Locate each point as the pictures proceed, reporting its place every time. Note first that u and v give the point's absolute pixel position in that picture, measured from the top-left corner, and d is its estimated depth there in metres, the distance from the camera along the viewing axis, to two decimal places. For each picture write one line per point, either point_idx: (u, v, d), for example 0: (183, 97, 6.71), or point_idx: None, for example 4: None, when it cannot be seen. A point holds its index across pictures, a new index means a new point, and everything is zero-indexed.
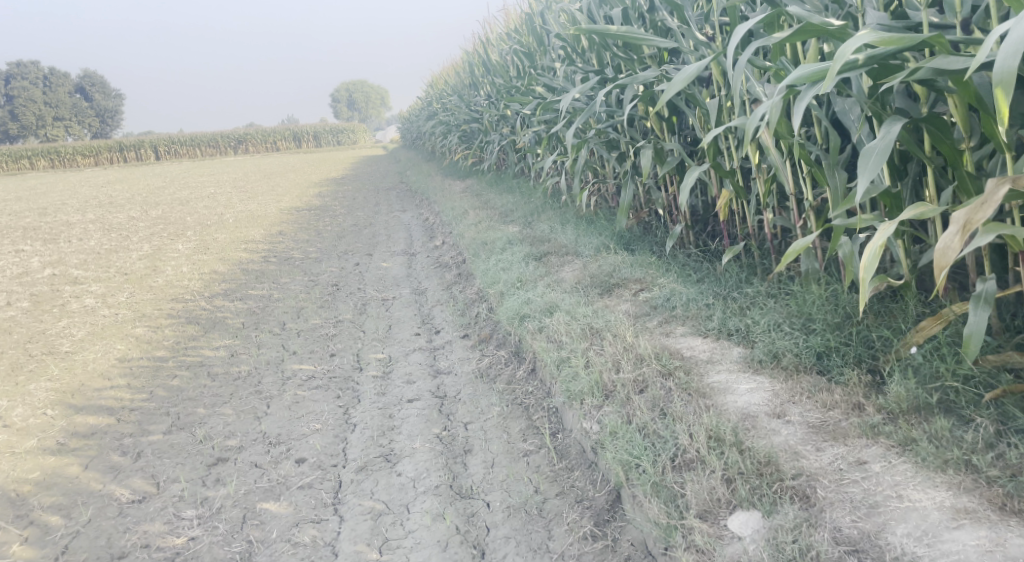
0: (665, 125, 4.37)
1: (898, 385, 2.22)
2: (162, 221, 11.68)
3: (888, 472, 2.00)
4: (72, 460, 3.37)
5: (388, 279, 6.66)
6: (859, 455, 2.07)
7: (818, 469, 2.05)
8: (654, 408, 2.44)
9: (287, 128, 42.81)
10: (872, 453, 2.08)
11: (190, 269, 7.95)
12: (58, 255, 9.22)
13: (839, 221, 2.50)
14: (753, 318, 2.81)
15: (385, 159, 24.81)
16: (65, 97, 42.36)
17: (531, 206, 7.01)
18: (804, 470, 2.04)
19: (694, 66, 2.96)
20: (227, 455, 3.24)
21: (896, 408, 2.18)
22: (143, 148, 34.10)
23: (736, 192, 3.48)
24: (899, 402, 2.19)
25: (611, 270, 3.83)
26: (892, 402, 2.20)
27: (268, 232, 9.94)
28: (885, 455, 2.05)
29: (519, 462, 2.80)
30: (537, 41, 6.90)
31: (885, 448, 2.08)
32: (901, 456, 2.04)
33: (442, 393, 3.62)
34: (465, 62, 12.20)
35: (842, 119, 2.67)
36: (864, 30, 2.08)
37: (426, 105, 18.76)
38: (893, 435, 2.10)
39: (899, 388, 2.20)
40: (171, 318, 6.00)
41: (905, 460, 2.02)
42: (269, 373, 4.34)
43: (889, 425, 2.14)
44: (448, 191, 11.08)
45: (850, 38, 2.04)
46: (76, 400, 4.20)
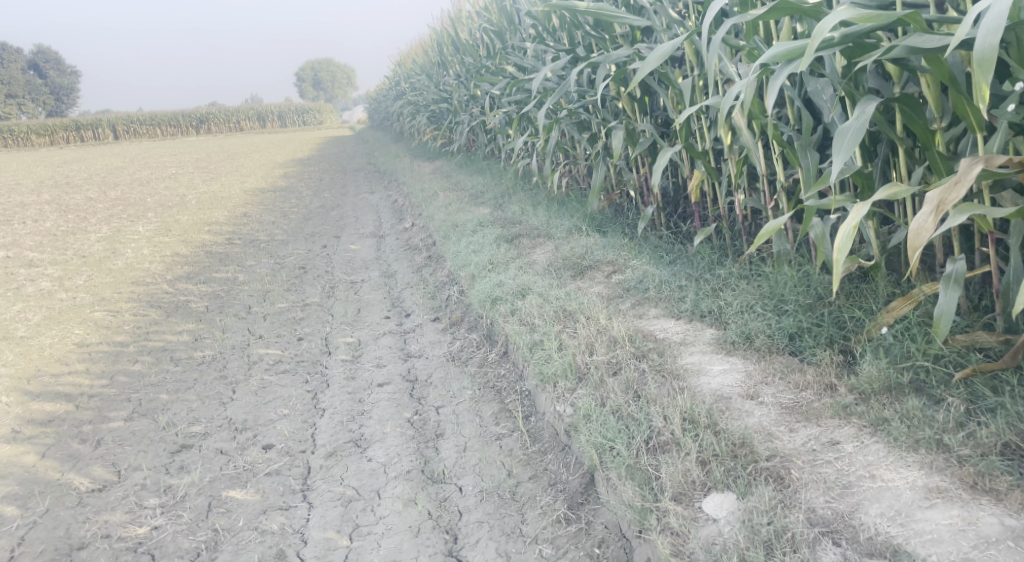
0: (638, 106, 4.35)
1: (870, 365, 2.23)
2: (122, 202, 11.41)
3: (861, 453, 2.01)
4: (28, 449, 3.28)
5: (356, 262, 6.57)
6: (832, 436, 2.08)
7: (792, 450, 2.05)
8: (628, 390, 2.42)
9: (251, 108, 42.10)
10: (844, 433, 2.09)
11: (151, 252, 7.78)
12: (13, 237, 8.96)
13: (812, 201, 2.48)
14: (726, 299, 2.81)
15: (353, 139, 24.52)
16: (20, 74, 41.14)
17: (502, 187, 6.96)
18: (777, 451, 2.05)
19: (668, 45, 2.94)
20: (192, 442, 3.18)
21: (868, 388, 2.19)
22: (103, 127, 33.30)
23: (708, 173, 3.47)
24: (871, 383, 2.20)
25: (583, 252, 3.82)
26: (864, 382, 2.21)
27: (232, 214, 9.76)
28: (857, 436, 2.07)
29: (492, 446, 2.78)
30: (508, 20, 6.82)
31: (857, 429, 2.09)
32: (873, 437, 2.06)
33: (413, 377, 3.58)
34: (433, 42, 12.06)
35: (815, 100, 2.67)
36: (841, 6, 2.07)
37: (394, 86, 18.54)
38: (865, 415, 2.11)
39: (871, 369, 2.21)
40: (131, 302, 5.87)
41: (877, 441, 2.04)
42: (235, 358, 4.26)
43: (862, 405, 2.15)
44: (417, 173, 10.98)
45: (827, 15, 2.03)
46: (31, 387, 4.08)
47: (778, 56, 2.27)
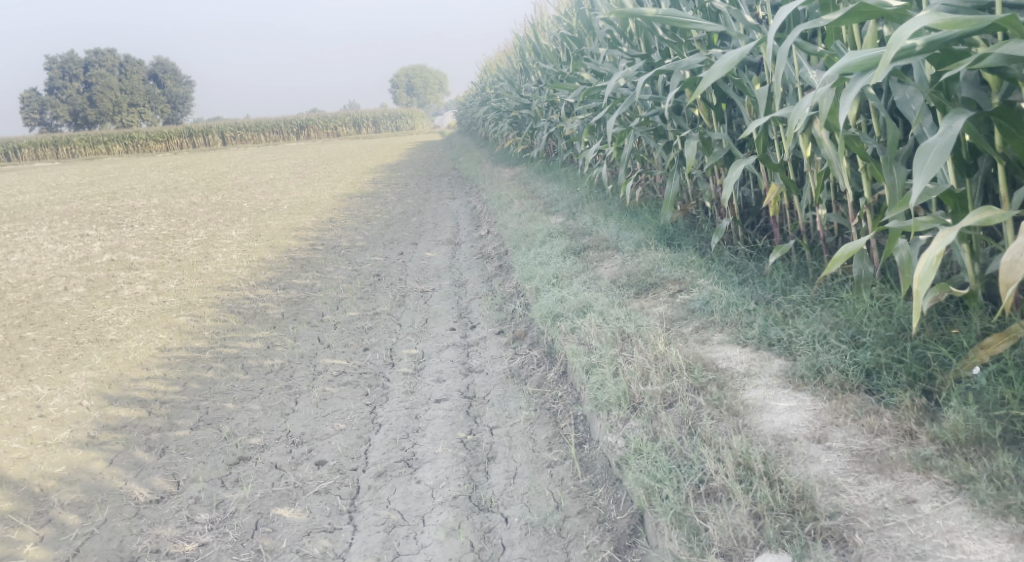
0: (714, 113, 4.14)
1: (956, 412, 1.99)
2: (220, 207, 11.83)
3: (940, 515, 1.79)
4: (98, 455, 3.35)
5: (430, 270, 6.56)
6: (907, 492, 1.87)
7: (859, 508, 1.85)
8: (682, 425, 2.25)
9: (346, 114, 43.27)
10: (922, 490, 1.87)
11: (240, 256, 7.99)
12: (119, 240, 9.40)
13: (896, 221, 2.30)
14: (797, 327, 2.59)
15: (442, 144, 24.82)
16: (137, 84, 43.58)
17: (577, 195, 6.82)
18: (842, 508, 1.85)
19: (736, 52, 2.77)
20: (249, 454, 3.18)
21: (952, 439, 1.95)
22: (210, 134, 34.89)
23: (786, 186, 3.24)
24: (956, 432, 1.96)
25: (649, 268, 3.65)
26: (949, 431, 1.97)
27: (318, 220, 9.95)
28: (936, 494, 1.85)
29: (543, 474, 2.66)
30: (586, 25, 6.67)
31: (937, 486, 1.87)
32: (955, 497, 1.83)
33: (472, 393, 3.48)
34: (516, 47, 12.00)
35: (902, 110, 2.43)
36: (923, 11, 1.86)
37: (480, 91, 18.63)
38: (947, 471, 1.88)
39: (957, 416, 1.97)
40: (214, 307, 6.01)
41: (960, 502, 1.81)
42: (302, 367, 4.27)
43: (944, 458, 1.92)
44: (497, 179, 10.93)
45: (906, 21, 1.82)
46: (111, 390, 4.19)
47: (852, 66, 2.06)
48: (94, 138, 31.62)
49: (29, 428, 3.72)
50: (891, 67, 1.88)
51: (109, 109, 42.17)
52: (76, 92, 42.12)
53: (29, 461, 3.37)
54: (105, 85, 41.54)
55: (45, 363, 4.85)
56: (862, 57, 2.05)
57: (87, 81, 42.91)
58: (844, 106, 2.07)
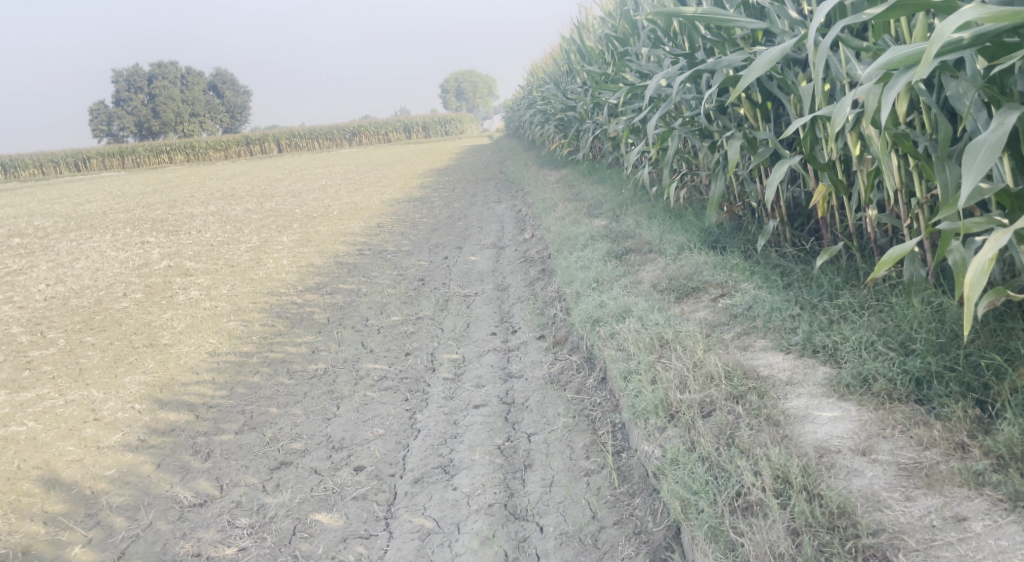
0: (759, 112, 4.03)
1: (1012, 425, 1.89)
2: (273, 213, 12.06)
3: (993, 535, 1.71)
4: (146, 458, 3.42)
5: (474, 274, 6.55)
6: (959, 510, 1.78)
7: (905, 525, 1.77)
8: (720, 435, 2.18)
9: (397, 121, 43.77)
10: (974, 508, 1.78)
11: (290, 262, 8.11)
12: (177, 246, 9.65)
13: (948, 222, 2.20)
14: (843, 333, 2.49)
15: (489, 149, 24.90)
16: (196, 95, 44.80)
17: (621, 198, 6.74)
18: (885, 524, 1.77)
19: (777, 49, 2.70)
20: (290, 459, 3.20)
21: (1007, 454, 1.85)
22: (266, 142, 35.66)
23: (833, 186, 3.13)
24: (1011, 446, 1.86)
25: (691, 272, 3.57)
26: (1003, 444, 1.87)
27: (367, 225, 10.06)
28: (988, 512, 1.76)
29: (579, 482, 2.61)
30: (630, 25, 6.59)
31: (990, 503, 1.78)
32: (1009, 515, 1.74)
33: (510, 399, 3.45)
34: (562, 51, 11.95)
35: (954, 106, 2.32)
36: (968, 4, 1.76)
37: (526, 95, 18.62)
38: (1002, 487, 1.79)
39: (1013, 429, 1.87)
40: (263, 313, 6.11)
41: (1014, 522, 1.72)
42: (345, 372, 4.29)
43: (998, 474, 1.82)
44: (543, 182, 10.89)
45: (951, 14, 1.73)
46: (162, 394, 4.28)
47: (896, 61, 1.98)
48: (156, 148, 32.60)
49: (84, 431, 3.82)
50: (935, 63, 1.78)
51: (170, 120, 43.45)
52: (139, 103, 43.49)
53: (82, 463, 3.45)
54: (166, 97, 42.85)
55: (102, 367, 4.98)
56: (907, 51, 1.96)
57: (149, 93, 44.36)
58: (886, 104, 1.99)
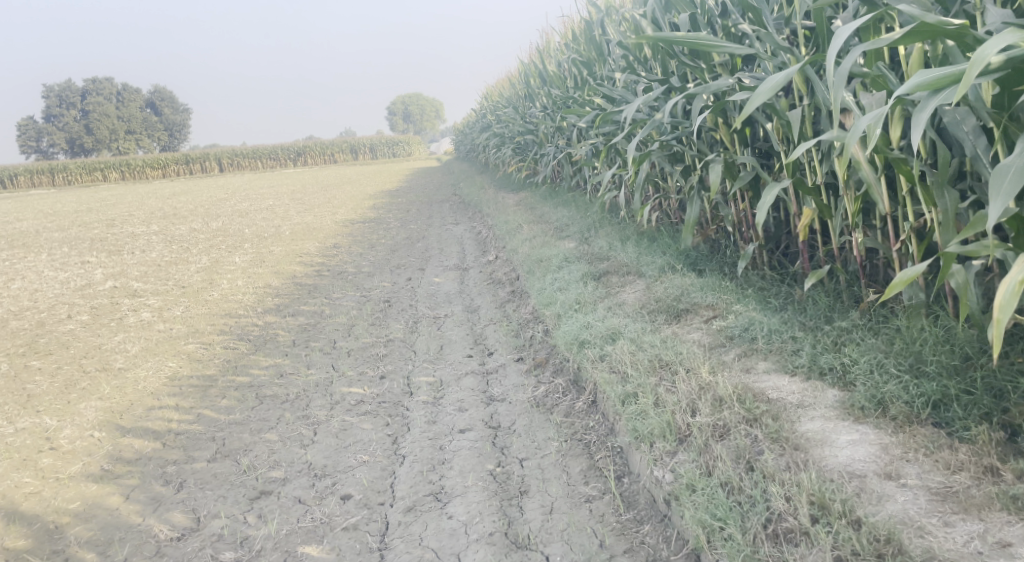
0: (738, 137, 4.06)
1: None
2: (222, 233, 11.75)
3: None
4: (113, 489, 3.23)
5: (440, 296, 6.46)
6: (1001, 535, 1.78)
7: (951, 552, 1.76)
8: (739, 459, 2.15)
9: (344, 142, 43.47)
10: (1016, 533, 1.78)
11: (245, 283, 7.88)
12: (121, 266, 9.29)
13: (953, 246, 2.23)
14: (850, 355, 2.50)
15: (439, 171, 24.89)
16: (135, 111, 43.70)
17: (589, 221, 6.75)
18: (932, 552, 1.76)
19: (779, 76, 2.73)
20: (271, 488, 3.06)
21: None
22: (209, 161, 34.95)
23: (821, 210, 3.17)
24: None
25: (679, 294, 3.57)
26: None
27: (323, 246, 9.87)
28: None
29: (581, 509, 2.56)
30: (597, 49, 6.62)
31: None
32: None
33: (497, 423, 3.37)
34: (520, 75, 12.01)
35: (953, 131, 2.36)
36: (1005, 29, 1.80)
37: (479, 119, 18.69)
38: None
39: None
40: (223, 335, 5.90)
41: None
42: (318, 396, 4.15)
43: None
44: (502, 204, 10.88)
45: (990, 38, 1.76)
46: (122, 421, 4.06)
47: (922, 86, 2.00)
48: (90, 165, 31.59)
49: (40, 461, 3.60)
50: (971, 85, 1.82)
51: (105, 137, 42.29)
52: (74, 119, 42.24)
53: (40, 496, 3.24)
54: (102, 113, 41.70)
55: (52, 393, 4.72)
56: (932, 75, 1.99)
57: (85, 109, 43.12)
58: (915, 129, 2.00)
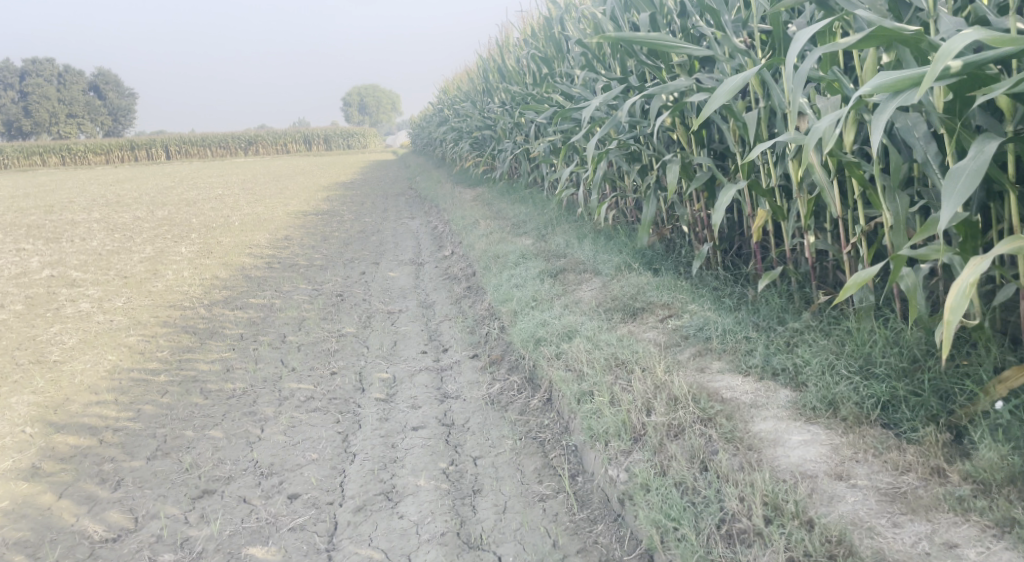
0: (694, 138, 4.07)
1: (989, 449, 1.94)
2: (167, 222, 11.45)
3: None
4: (45, 488, 3.10)
5: (394, 290, 6.39)
6: (948, 536, 1.81)
7: (900, 552, 1.78)
8: (694, 459, 2.16)
9: (298, 132, 42.87)
10: (964, 534, 1.81)
11: (192, 274, 7.69)
12: (60, 255, 8.98)
13: (904, 249, 2.27)
14: (802, 356, 2.53)
15: (394, 164, 24.72)
16: (79, 95, 42.42)
17: (545, 218, 6.75)
18: (883, 552, 1.78)
19: (737, 78, 2.74)
20: (214, 488, 2.98)
21: (989, 479, 1.90)
22: (155, 148, 34.00)
23: (775, 212, 3.19)
24: (991, 471, 1.91)
25: (635, 292, 3.58)
26: (983, 469, 1.92)
27: (273, 237, 9.69)
28: (979, 538, 1.79)
29: (534, 508, 2.54)
30: (556, 46, 6.60)
31: (980, 529, 1.81)
32: (999, 542, 1.77)
33: (450, 421, 3.33)
34: (478, 70, 11.93)
35: (905, 137, 2.40)
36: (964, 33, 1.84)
37: (436, 113, 18.59)
38: (988, 513, 1.83)
39: (992, 454, 1.92)
40: (166, 327, 5.75)
41: (1005, 547, 1.75)
42: (266, 392, 4.05)
43: (981, 499, 1.87)
44: (458, 199, 10.81)
45: (950, 42, 1.80)
46: (57, 417, 3.91)
47: (879, 88, 2.02)
48: (29, 149, 30.53)
49: None
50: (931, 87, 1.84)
51: (47, 120, 40.94)
52: (14, 101, 40.86)
53: None
54: (43, 95, 40.36)
55: None
56: (889, 79, 2.01)
57: (26, 92, 41.71)
58: (876, 130, 2.02)
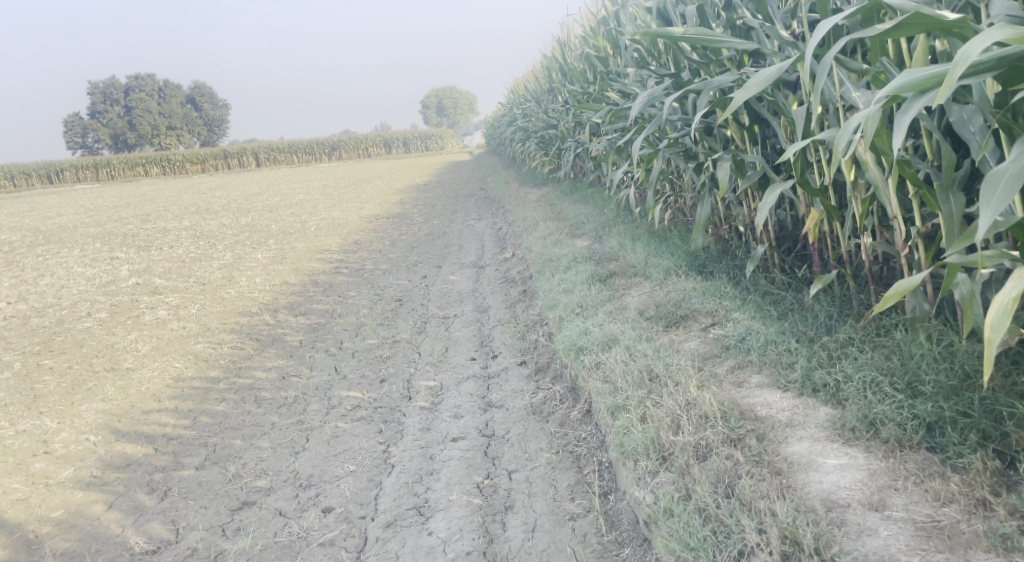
0: (747, 134, 3.87)
1: None
2: (249, 229, 11.78)
3: None
4: (98, 498, 3.22)
5: (452, 294, 6.38)
6: None
7: None
8: (718, 483, 2.16)
9: (378, 136, 43.70)
10: None
11: (263, 280, 7.87)
12: (147, 263, 9.34)
13: (953, 257, 2.11)
14: (844, 371, 2.47)
15: (470, 165, 24.88)
16: (173, 107, 44.40)
17: (604, 218, 6.62)
18: None
19: (772, 70, 2.62)
20: (254, 499, 3.02)
21: None
22: (246, 156, 35.48)
23: (827, 212, 3.00)
24: None
25: (679, 299, 3.47)
26: None
27: (344, 242, 9.83)
28: None
29: (563, 528, 2.52)
30: (613, 42, 6.44)
31: None
32: None
33: (491, 432, 3.25)
34: (543, 68, 11.79)
35: (958, 131, 2.24)
36: (994, 25, 1.73)
37: (506, 112, 18.53)
38: None
39: None
40: (233, 334, 5.88)
41: None
42: (316, 400, 4.03)
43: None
44: (523, 200, 10.71)
45: (975, 36, 1.71)
46: (120, 424, 4.03)
47: (909, 86, 1.92)
48: (132, 160, 32.06)
49: (32, 466, 3.58)
50: (958, 85, 1.75)
51: (147, 133, 43.01)
52: (115, 116, 43.10)
53: (27, 502, 3.24)
54: (143, 109, 42.40)
55: (58, 394, 4.70)
56: (920, 76, 1.91)
57: (127, 107, 43.93)
58: (898, 133, 1.95)
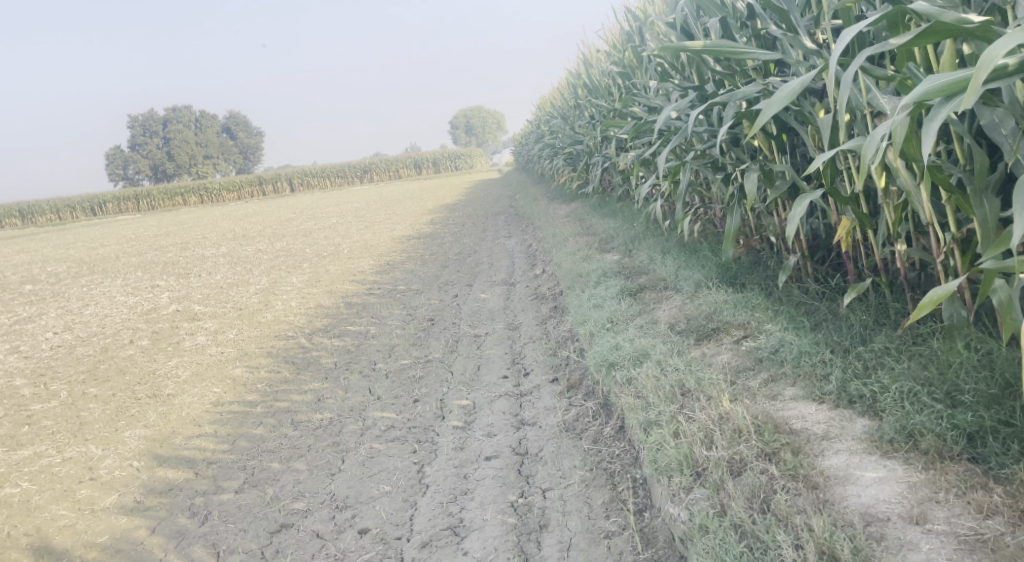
0: (774, 144, 3.83)
1: None
2: (285, 253, 11.93)
3: None
4: (141, 523, 3.28)
5: (484, 312, 6.39)
6: None
7: None
8: (754, 499, 2.15)
9: (408, 157, 44.12)
10: None
11: (299, 304, 7.96)
12: (186, 290, 9.52)
13: (988, 262, 2.07)
14: (881, 382, 2.42)
15: (500, 182, 25.01)
16: (209, 136, 45.37)
17: (633, 232, 6.59)
18: None
19: (796, 81, 2.61)
20: (292, 521, 3.05)
21: None
22: (281, 182, 36.09)
23: (859, 221, 2.95)
24: None
25: (710, 311, 3.45)
26: None
27: (377, 263, 9.91)
28: None
29: (599, 546, 2.52)
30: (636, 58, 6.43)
31: None
32: None
33: (524, 450, 3.24)
34: (568, 85, 11.80)
35: (989, 135, 2.20)
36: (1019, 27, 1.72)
37: (534, 131, 18.58)
38: None
39: None
40: (270, 358, 5.95)
41: None
42: (351, 421, 4.05)
43: None
44: (553, 216, 10.71)
45: (998, 39, 1.69)
46: (161, 449, 4.09)
47: (934, 91, 1.92)
48: (171, 190, 32.74)
49: (78, 493, 3.65)
50: (983, 89, 1.74)
51: (184, 163, 44.00)
52: (153, 147, 44.15)
53: (74, 529, 3.32)
54: (179, 139, 43.39)
55: (102, 421, 4.80)
56: (945, 81, 1.90)
57: (164, 138, 45.03)
58: (927, 137, 1.92)
